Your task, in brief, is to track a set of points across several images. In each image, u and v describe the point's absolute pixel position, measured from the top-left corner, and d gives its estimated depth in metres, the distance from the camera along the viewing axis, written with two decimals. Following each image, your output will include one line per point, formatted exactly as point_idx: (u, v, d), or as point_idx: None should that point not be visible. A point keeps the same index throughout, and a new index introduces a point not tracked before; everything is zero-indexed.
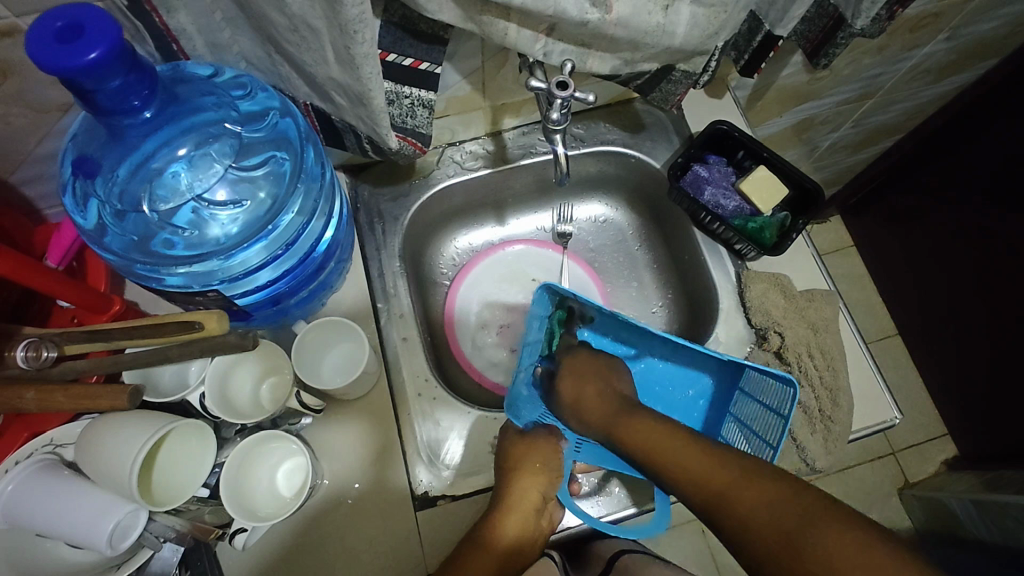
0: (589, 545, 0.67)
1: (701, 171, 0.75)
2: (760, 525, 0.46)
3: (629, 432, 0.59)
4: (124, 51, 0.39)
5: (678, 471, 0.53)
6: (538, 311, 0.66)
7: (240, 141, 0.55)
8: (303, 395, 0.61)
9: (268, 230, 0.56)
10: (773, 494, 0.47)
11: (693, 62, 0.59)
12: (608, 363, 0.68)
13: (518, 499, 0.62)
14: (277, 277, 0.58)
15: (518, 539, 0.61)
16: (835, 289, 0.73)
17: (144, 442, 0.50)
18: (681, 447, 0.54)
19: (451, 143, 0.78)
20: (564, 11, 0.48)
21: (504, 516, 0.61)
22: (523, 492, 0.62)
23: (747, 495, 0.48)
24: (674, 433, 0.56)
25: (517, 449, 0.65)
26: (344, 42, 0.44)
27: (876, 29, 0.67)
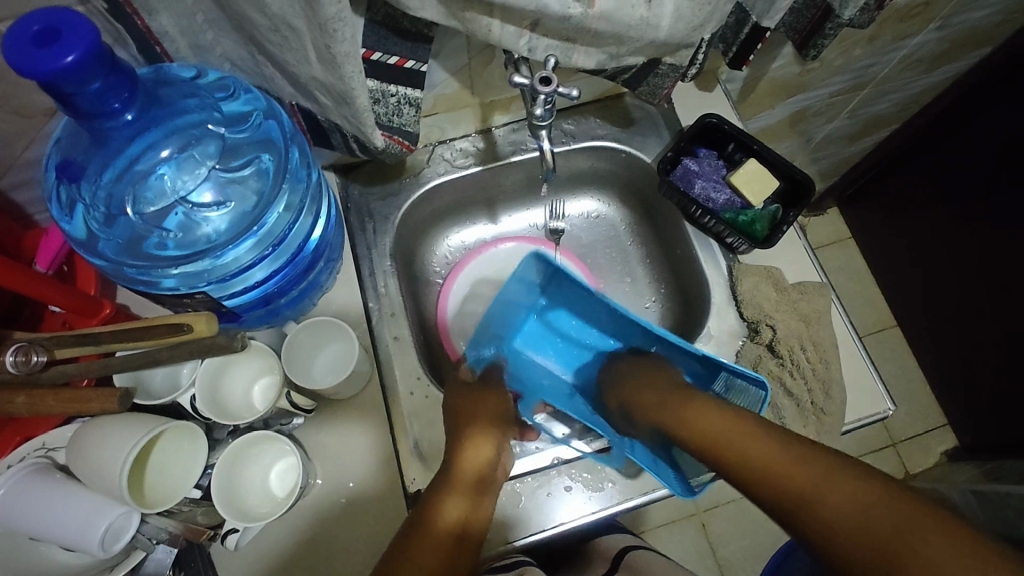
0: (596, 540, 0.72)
1: (691, 164, 0.75)
2: (845, 526, 0.45)
3: (692, 416, 0.59)
4: (102, 53, 0.39)
5: (758, 468, 0.52)
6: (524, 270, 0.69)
7: (224, 143, 0.55)
8: (293, 396, 0.62)
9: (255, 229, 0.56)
10: (866, 494, 0.45)
11: (679, 54, 0.59)
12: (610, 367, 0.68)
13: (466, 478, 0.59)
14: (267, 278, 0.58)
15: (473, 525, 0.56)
16: (827, 280, 0.72)
17: (130, 448, 0.50)
18: (756, 442, 0.53)
19: (441, 141, 0.78)
20: (546, 6, 0.48)
21: (448, 498, 0.57)
22: (474, 450, 0.62)
23: (831, 497, 0.46)
24: (742, 424, 0.55)
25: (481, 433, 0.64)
26: (324, 41, 0.44)
27: (865, 18, 0.67)
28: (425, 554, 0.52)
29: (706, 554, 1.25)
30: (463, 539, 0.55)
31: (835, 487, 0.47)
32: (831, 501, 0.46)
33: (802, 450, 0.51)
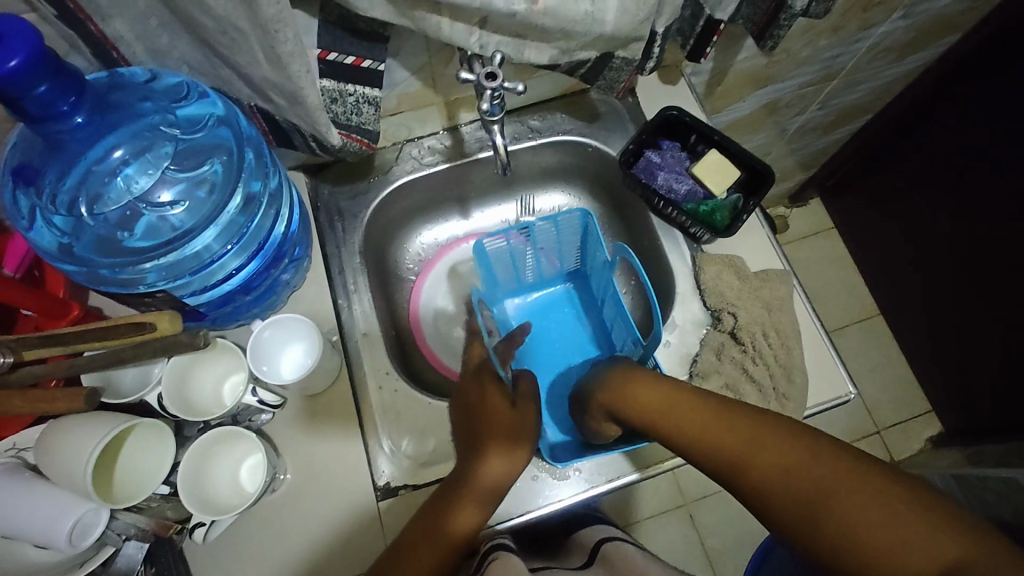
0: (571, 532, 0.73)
1: (653, 156, 0.76)
2: (778, 490, 0.50)
3: (640, 400, 0.60)
4: (47, 58, 0.40)
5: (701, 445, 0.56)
6: (566, 232, 0.75)
7: (177, 146, 0.57)
8: (260, 394, 0.63)
9: (213, 224, 0.57)
10: (789, 460, 0.50)
11: (631, 48, 0.60)
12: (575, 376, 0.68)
13: (488, 492, 0.60)
14: (230, 274, 0.60)
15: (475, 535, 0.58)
16: (790, 268, 0.73)
17: (88, 455, 0.51)
18: (696, 415, 0.57)
19: (409, 139, 0.79)
20: (490, 3, 0.49)
21: (458, 507, 0.58)
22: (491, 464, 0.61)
23: (761, 462, 0.51)
24: (685, 397, 0.58)
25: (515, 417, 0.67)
26: (269, 42, 0.45)
27: (821, 9, 0.68)
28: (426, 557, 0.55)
29: (693, 542, 1.26)
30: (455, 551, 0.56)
31: (765, 452, 0.52)
32: (761, 465, 0.51)
33: (737, 421, 0.55)
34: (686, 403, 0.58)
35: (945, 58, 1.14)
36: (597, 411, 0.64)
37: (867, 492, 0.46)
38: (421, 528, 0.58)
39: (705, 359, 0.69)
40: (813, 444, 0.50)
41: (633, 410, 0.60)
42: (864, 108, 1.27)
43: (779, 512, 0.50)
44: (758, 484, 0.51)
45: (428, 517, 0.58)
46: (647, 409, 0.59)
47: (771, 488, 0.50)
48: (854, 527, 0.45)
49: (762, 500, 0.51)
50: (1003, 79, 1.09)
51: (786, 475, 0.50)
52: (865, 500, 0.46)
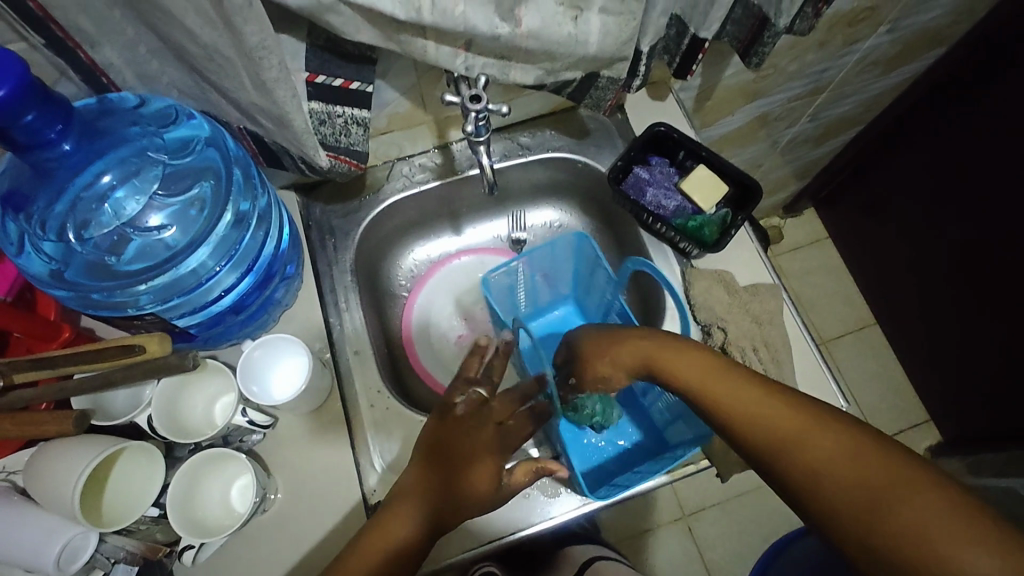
0: (565, 550, 0.73)
1: (642, 172, 0.77)
2: (829, 478, 0.44)
3: (679, 369, 0.55)
4: (34, 87, 0.41)
5: (736, 416, 0.50)
6: (568, 253, 0.75)
7: (165, 170, 0.57)
8: (251, 414, 0.62)
9: (206, 243, 0.58)
10: (851, 444, 0.44)
11: (615, 67, 0.61)
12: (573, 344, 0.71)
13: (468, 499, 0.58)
14: (223, 294, 0.60)
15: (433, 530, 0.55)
16: (779, 282, 0.73)
17: (75, 482, 0.51)
18: (738, 391, 0.51)
19: (400, 157, 0.80)
20: (474, 27, 0.50)
21: (418, 505, 0.55)
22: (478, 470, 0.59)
23: (811, 445, 0.46)
24: (727, 371, 0.53)
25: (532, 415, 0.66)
26: (254, 68, 0.46)
27: (804, 26, 0.69)
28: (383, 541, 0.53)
29: (693, 557, 1.25)
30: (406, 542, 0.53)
31: (815, 436, 0.46)
32: (811, 448, 0.45)
33: (785, 398, 0.49)
34: (728, 377, 0.53)
35: (933, 70, 1.16)
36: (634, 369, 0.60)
37: (937, 491, 0.39)
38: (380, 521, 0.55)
39: None
40: (870, 437, 0.44)
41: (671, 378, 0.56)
42: (855, 119, 1.28)
43: (827, 502, 0.43)
44: (804, 467, 0.45)
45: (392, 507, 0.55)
46: (681, 377, 0.55)
47: (820, 474, 0.44)
48: (923, 528, 0.38)
49: (810, 488, 0.45)
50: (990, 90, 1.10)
51: (839, 461, 0.44)
52: (927, 500, 0.39)
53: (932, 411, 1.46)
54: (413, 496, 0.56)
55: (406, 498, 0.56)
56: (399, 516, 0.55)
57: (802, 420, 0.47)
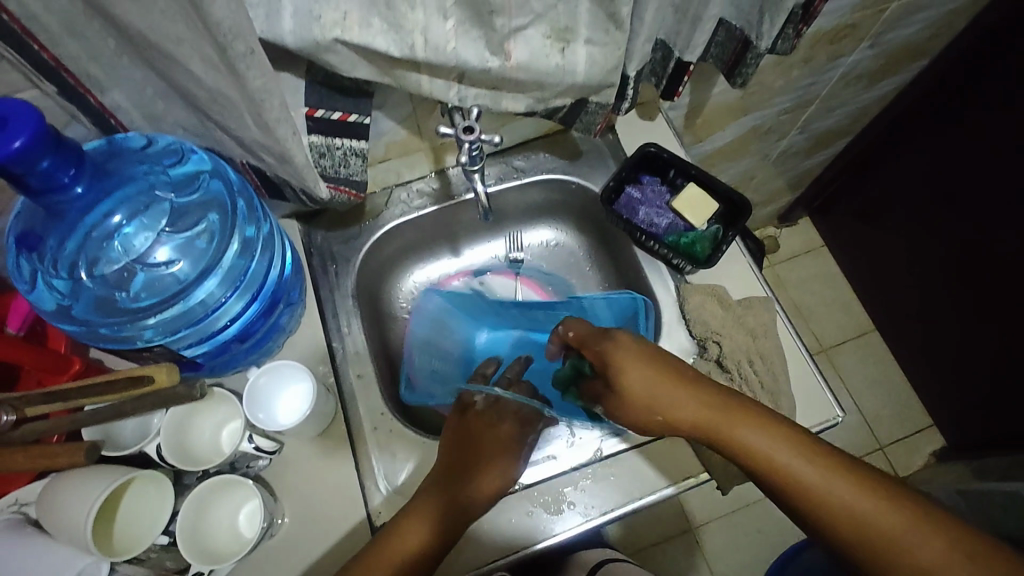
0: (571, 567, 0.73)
1: (634, 192, 0.79)
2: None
3: (765, 449, 0.54)
4: (49, 135, 0.43)
5: (827, 505, 0.52)
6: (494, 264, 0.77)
7: (172, 206, 0.60)
8: (257, 440, 0.64)
9: (213, 274, 0.60)
10: (938, 545, 0.50)
11: (603, 94, 0.63)
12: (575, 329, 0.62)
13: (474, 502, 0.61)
14: (230, 322, 0.62)
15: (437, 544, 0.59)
16: (772, 294, 0.74)
17: (88, 511, 0.52)
18: (829, 481, 0.52)
19: (398, 184, 0.83)
20: (466, 61, 0.53)
21: (421, 517, 0.59)
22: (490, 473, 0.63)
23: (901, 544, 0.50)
24: (817, 456, 0.53)
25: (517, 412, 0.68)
26: (256, 109, 0.48)
27: (786, 46, 0.71)
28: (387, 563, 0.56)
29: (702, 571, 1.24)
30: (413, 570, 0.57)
31: (904, 536, 0.50)
32: (901, 548, 0.50)
33: (867, 487, 0.52)
34: (822, 464, 0.53)
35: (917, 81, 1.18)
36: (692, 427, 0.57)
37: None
38: (388, 537, 0.58)
39: None
40: (947, 533, 0.50)
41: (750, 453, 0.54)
42: (844, 130, 1.30)
43: None
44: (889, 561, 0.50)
45: (395, 531, 0.58)
46: (767, 459, 0.54)
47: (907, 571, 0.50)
48: None
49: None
50: (974, 98, 1.13)
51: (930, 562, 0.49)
52: None
53: (935, 416, 1.47)
54: (428, 512, 0.60)
55: (420, 511, 0.60)
56: (415, 527, 0.59)
57: (828, 464, 0.53)
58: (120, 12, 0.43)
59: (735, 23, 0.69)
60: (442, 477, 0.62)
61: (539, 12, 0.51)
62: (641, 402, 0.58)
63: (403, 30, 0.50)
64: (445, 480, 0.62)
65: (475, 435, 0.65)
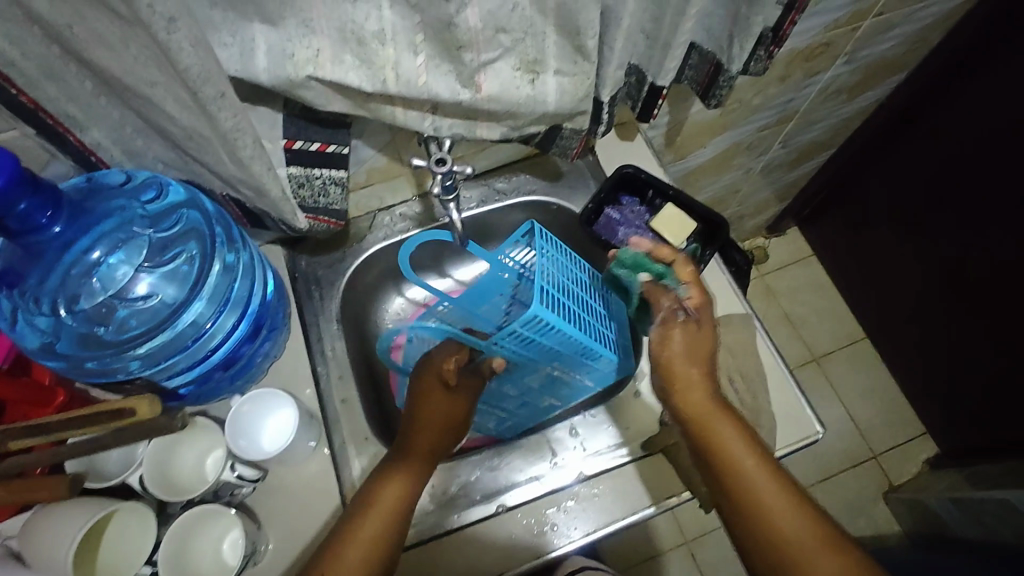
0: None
1: (613, 214, 0.79)
2: None
3: (730, 443, 0.58)
4: (24, 179, 0.44)
5: (764, 506, 0.55)
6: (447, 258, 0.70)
7: (150, 241, 0.61)
8: (240, 468, 0.63)
9: (199, 298, 0.60)
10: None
11: (576, 120, 0.64)
12: (694, 274, 0.65)
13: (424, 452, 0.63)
14: (223, 341, 0.62)
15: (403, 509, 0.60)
16: (751, 312, 0.75)
17: (68, 545, 0.52)
18: (771, 490, 0.56)
19: (381, 208, 0.84)
20: (437, 93, 0.54)
21: (393, 478, 0.61)
22: (432, 409, 0.64)
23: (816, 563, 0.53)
24: (770, 465, 0.57)
25: (471, 369, 0.67)
26: (231, 147, 0.49)
27: (759, 68, 0.73)
28: (363, 531, 0.57)
29: None
30: (383, 537, 0.58)
31: (820, 560, 0.53)
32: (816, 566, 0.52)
33: (800, 504, 0.55)
34: (772, 470, 0.57)
35: (896, 94, 1.20)
36: (698, 406, 0.60)
37: None
38: (363, 509, 0.59)
39: None
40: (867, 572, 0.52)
41: (720, 447, 0.58)
42: (827, 143, 1.32)
43: None
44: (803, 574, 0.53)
45: (369, 496, 0.60)
46: (731, 454, 0.57)
47: None
48: None
49: None
50: (952, 108, 1.15)
51: None
52: None
53: (928, 424, 1.47)
54: (405, 476, 0.61)
55: (406, 469, 0.62)
56: (393, 486, 0.60)
57: (779, 478, 0.57)
58: (95, 57, 0.44)
59: (706, 47, 0.71)
60: (419, 443, 0.63)
61: (507, 46, 0.52)
62: (672, 361, 0.62)
63: (375, 66, 0.51)
64: (410, 454, 0.63)
65: (431, 389, 0.65)
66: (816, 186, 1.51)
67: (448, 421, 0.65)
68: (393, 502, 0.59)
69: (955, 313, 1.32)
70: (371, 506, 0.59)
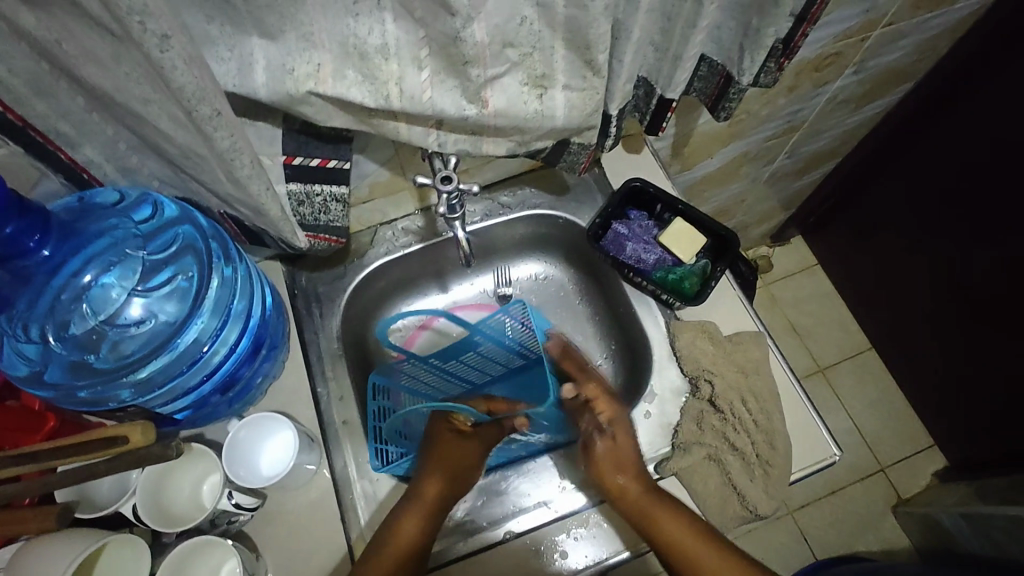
0: None
1: (621, 229, 0.78)
2: None
3: (669, 526, 0.62)
4: (10, 201, 0.42)
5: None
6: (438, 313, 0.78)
7: (143, 263, 0.58)
8: (236, 496, 0.61)
9: (200, 314, 0.58)
10: None
11: (584, 135, 0.62)
12: (597, 383, 0.69)
13: (436, 499, 0.65)
14: (224, 356, 0.60)
15: (415, 547, 0.61)
16: (764, 329, 0.73)
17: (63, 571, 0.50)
18: (707, 558, 0.62)
19: (383, 222, 0.82)
20: (442, 109, 0.52)
21: (405, 517, 0.63)
22: (455, 450, 0.68)
23: None
24: (707, 537, 0.63)
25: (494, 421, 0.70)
26: (228, 167, 0.47)
27: (769, 79, 0.70)
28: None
29: None
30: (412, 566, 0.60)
31: None
32: None
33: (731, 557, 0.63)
34: (708, 541, 0.63)
35: (902, 103, 1.19)
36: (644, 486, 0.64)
37: None
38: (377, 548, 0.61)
39: (686, 429, 0.69)
40: None
41: (664, 535, 0.61)
42: (833, 152, 1.31)
43: None
44: None
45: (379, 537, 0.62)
46: (671, 537, 0.62)
47: None
48: None
49: None
50: (961, 117, 1.13)
51: None
52: None
53: (936, 436, 1.45)
54: (417, 513, 0.64)
55: (423, 504, 0.64)
56: (413, 519, 0.63)
57: (712, 546, 0.63)
58: (85, 74, 0.42)
59: (716, 58, 0.69)
60: (427, 486, 0.65)
61: (515, 61, 0.50)
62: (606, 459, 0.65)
63: (378, 81, 0.50)
64: (419, 495, 0.65)
65: (443, 438, 0.69)
66: (821, 195, 1.49)
67: (460, 470, 0.67)
68: (411, 540, 0.61)
69: (964, 325, 1.30)
70: (392, 548, 0.60)
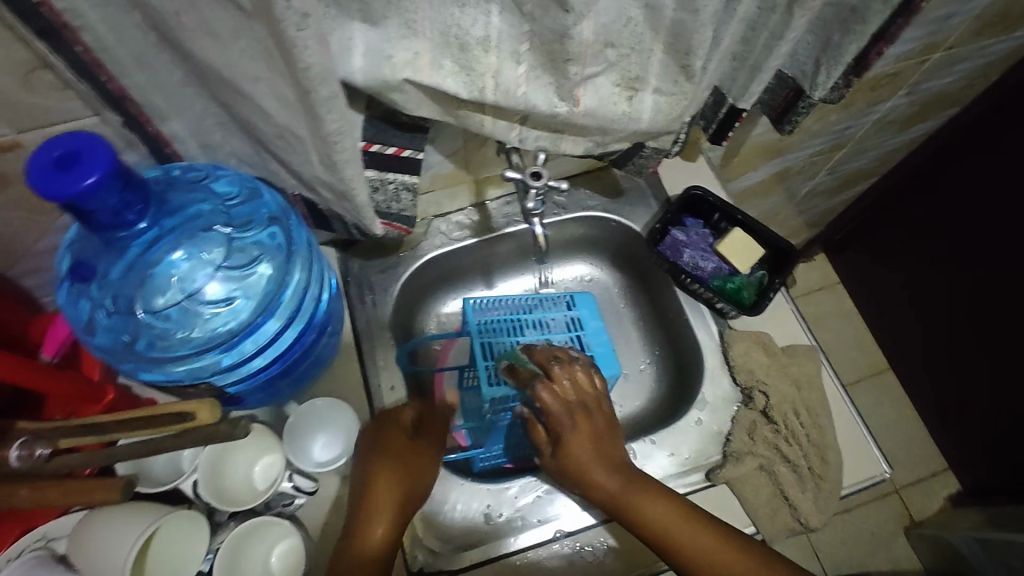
0: None
1: (680, 234, 0.80)
2: None
3: (649, 513, 0.60)
4: (117, 173, 0.42)
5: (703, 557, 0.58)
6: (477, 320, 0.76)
7: (229, 240, 0.58)
8: (297, 479, 0.62)
9: (279, 301, 0.58)
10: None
11: (661, 140, 0.62)
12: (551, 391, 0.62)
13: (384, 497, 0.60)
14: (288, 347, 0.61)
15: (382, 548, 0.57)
16: (816, 344, 0.74)
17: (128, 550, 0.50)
18: (701, 536, 0.59)
19: (437, 214, 0.82)
20: (535, 105, 0.53)
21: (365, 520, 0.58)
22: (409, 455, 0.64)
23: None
24: (696, 518, 0.60)
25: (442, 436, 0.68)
26: (327, 150, 0.47)
27: (836, 95, 0.70)
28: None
29: None
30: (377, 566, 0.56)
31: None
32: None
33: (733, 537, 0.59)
34: (694, 522, 0.59)
35: None
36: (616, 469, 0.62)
37: None
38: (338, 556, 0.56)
39: (738, 439, 0.69)
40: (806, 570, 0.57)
41: (648, 523, 0.59)
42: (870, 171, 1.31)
43: None
44: None
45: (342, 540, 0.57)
46: (656, 524, 0.59)
47: None
48: None
49: None
50: (1002, 146, 1.14)
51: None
52: None
53: None
54: (382, 505, 0.59)
55: (381, 506, 0.59)
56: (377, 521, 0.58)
57: (699, 524, 0.59)
58: (198, 48, 0.42)
59: (789, 72, 0.70)
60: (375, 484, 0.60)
61: (612, 61, 0.51)
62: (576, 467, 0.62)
63: (474, 73, 0.50)
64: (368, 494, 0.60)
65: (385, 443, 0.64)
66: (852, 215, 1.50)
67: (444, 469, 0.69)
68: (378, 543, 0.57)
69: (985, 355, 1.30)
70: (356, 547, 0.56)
